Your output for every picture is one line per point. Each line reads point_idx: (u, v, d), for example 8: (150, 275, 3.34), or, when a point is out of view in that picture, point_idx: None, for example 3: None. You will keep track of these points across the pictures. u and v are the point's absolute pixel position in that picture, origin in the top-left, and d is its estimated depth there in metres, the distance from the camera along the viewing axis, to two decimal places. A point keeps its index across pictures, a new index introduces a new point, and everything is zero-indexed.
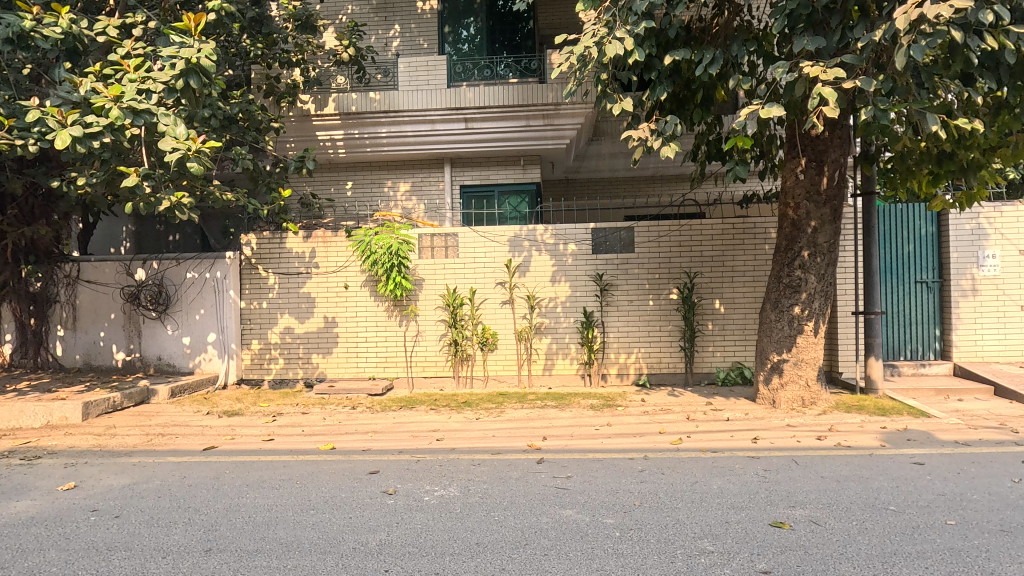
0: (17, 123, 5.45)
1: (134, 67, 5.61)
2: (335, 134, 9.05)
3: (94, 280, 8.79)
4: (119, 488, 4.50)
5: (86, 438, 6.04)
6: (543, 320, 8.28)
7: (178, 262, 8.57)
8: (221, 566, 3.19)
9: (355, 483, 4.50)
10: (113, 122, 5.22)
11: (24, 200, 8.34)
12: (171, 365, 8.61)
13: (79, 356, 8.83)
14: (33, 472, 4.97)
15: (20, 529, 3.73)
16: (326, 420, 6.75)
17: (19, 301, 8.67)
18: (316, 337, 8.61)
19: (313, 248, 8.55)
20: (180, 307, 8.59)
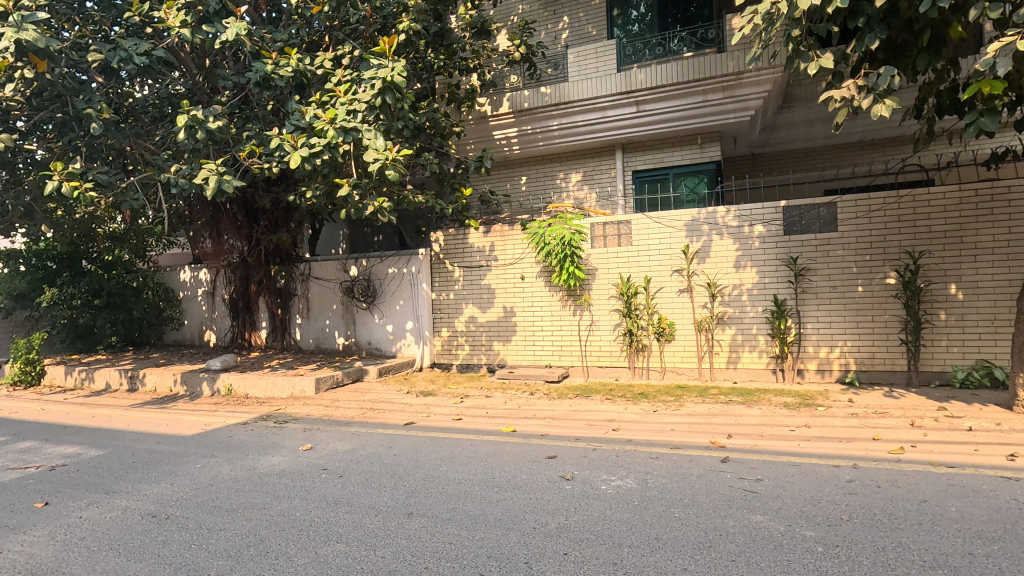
0: (264, 151, 6.70)
1: (343, 91, 6.53)
2: (510, 133, 9.49)
3: (320, 277, 10.46)
4: (342, 452, 5.33)
5: (318, 408, 7.27)
6: (726, 310, 7.69)
7: (381, 259, 9.77)
8: (420, 529, 3.57)
9: (535, 466, 4.69)
10: (329, 141, 6.14)
11: (271, 213, 10.32)
12: (379, 349, 9.90)
13: (312, 340, 10.61)
14: (284, 433, 6.13)
15: (275, 479, 4.63)
16: (507, 404, 7.16)
17: (271, 295, 10.74)
18: (498, 326, 9.15)
19: (492, 242, 9.11)
20: (384, 299, 9.82)
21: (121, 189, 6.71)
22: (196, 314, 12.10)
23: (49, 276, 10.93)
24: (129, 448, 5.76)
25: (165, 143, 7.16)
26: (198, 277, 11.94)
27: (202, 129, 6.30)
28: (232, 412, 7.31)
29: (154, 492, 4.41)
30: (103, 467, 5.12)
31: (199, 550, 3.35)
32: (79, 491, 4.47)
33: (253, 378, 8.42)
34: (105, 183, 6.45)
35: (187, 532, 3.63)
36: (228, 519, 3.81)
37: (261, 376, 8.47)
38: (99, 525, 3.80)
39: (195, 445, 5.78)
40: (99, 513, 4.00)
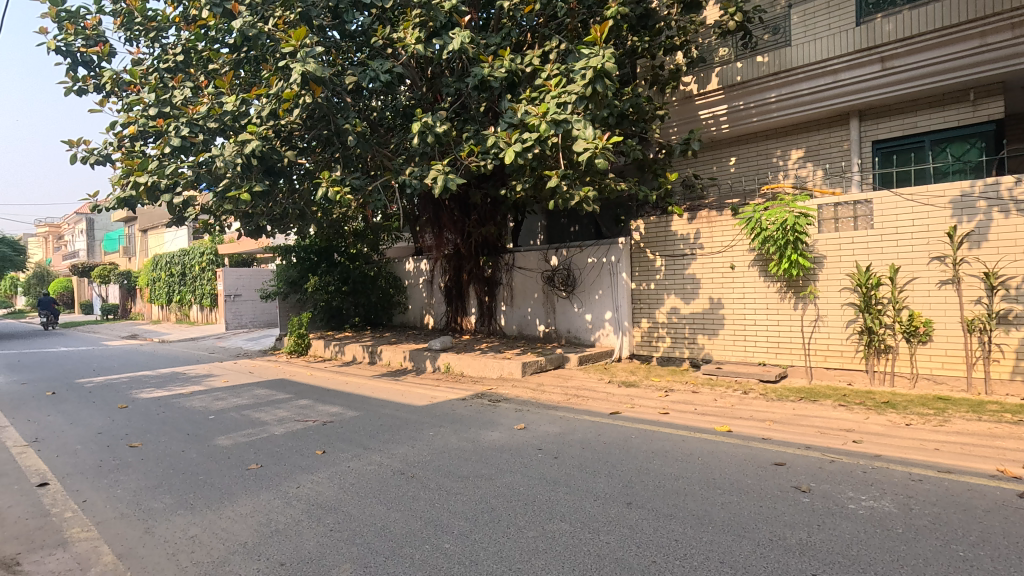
0: (481, 149, 7.21)
1: (554, 85, 6.71)
2: (718, 111, 8.83)
3: (523, 266, 11.01)
4: (553, 434, 5.52)
5: (526, 391, 7.67)
6: (1012, 307, 6.11)
7: (581, 249, 9.92)
8: (642, 520, 3.50)
9: (761, 472, 4.29)
10: (541, 135, 6.39)
11: (481, 208, 11.18)
12: (578, 337, 10.08)
13: (515, 326, 11.23)
14: (498, 412, 6.59)
15: (496, 453, 4.99)
16: (718, 401, 6.71)
17: (479, 283, 11.66)
18: (703, 318, 8.62)
19: (698, 229, 8.58)
20: (584, 288, 9.94)
21: (368, 191, 7.86)
22: (417, 300, 13.64)
23: (312, 265, 13.39)
24: (376, 412, 6.77)
25: (399, 149, 8.17)
26: (419, 267, 13.46)
27: (431, 134, 7.03)
28: (452, 388, 8.12)
29: (399, 452, 5.09)
30: (359, 426, 6.09)
31: (442, 509, 3.76)
32: (345, 444, 5.37)
33: (467, 358, 9.27)
34: (357, 187, 7.63)
35: (430, 491, 4.10)
36: (462, 484, 4.21)
37: (474, 357, 9.27)
38: (363, 475, 4.51)
39: (426, 415, 6.54)
40: (361, 464, 4.76)
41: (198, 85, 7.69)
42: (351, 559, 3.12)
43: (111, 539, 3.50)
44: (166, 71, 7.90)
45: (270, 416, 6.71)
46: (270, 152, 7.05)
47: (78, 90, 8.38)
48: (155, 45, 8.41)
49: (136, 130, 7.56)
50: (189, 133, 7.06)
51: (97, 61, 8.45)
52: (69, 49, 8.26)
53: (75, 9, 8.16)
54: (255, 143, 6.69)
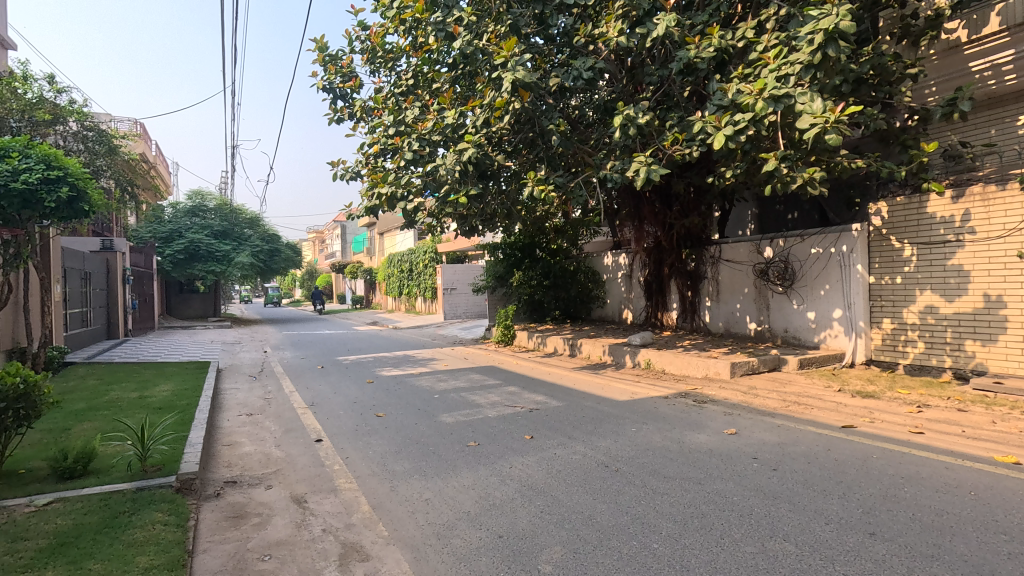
0: (686, 136, 6.86)
1: (773, 57, 6.05)
2: (999, 59, 7.01)
3: (732, 259, 10.20)
4: (771, 444, 5.01)
5: (736, 394, 7.09)
6: None
7: (803, 238, 8.82)
8: (891, 556, 2.97)
9: None
10: (756, 114, 5.83)
11: (683, 198, 10.70)
12: (798, 338, 9.00)
13: (722, 324, 10.47)
14: (705, 414, 6.22)
15: (705, 457, 4.72)
16: (996, 424, 5.35)
17: (682, 277, 11.15)
18: (973, 320, 6.91)
19: (967, 208, 6.94)
20: (806, 282, 8.80)
21: (570, 189, 8.06)
22: (616, 294, 13.58)
23: (517, 261, 14.24)
24: (578, 404, 6.95)
25: (599, 144, 8.22)
26: (618, 261, 13.36)
27: (633, 126, 6.90)
28: (654, 385, 7.92)
29: (603, 445, 5.14)
30: (563, 416, 6.32)
31: (649, 507, 3.69)
32: (550, 432, 5.62)
33: (670, 355, 8.94)
34: (560, 185, 7.89)
35: (636, 488, 4.06)
36: (669, 485, 4.08)
37: (677, 354, 8.90)
38: (568, 463, 4.66)
39: (628, 410, 6.49)
40: (566, 453, 4.92)
41: (425, 104, 8.74)
42: (561, 542, 3.26)
43: (367, 492, 4.20)
44: (400, 94, 9.16)
45: (484, 400, 7.36)
46: (483, 158, 7.70)
47: (337, 119, 10.20)
48: (391, 73, 9.80)
49: (378, 149, 8.92)
50: (419, 147, 8.05)
51: (351, 93, 10.17)
52: (332, 86, 10.10)
53: (336, 53, 9.94)
54: (471, 151, 7.37)
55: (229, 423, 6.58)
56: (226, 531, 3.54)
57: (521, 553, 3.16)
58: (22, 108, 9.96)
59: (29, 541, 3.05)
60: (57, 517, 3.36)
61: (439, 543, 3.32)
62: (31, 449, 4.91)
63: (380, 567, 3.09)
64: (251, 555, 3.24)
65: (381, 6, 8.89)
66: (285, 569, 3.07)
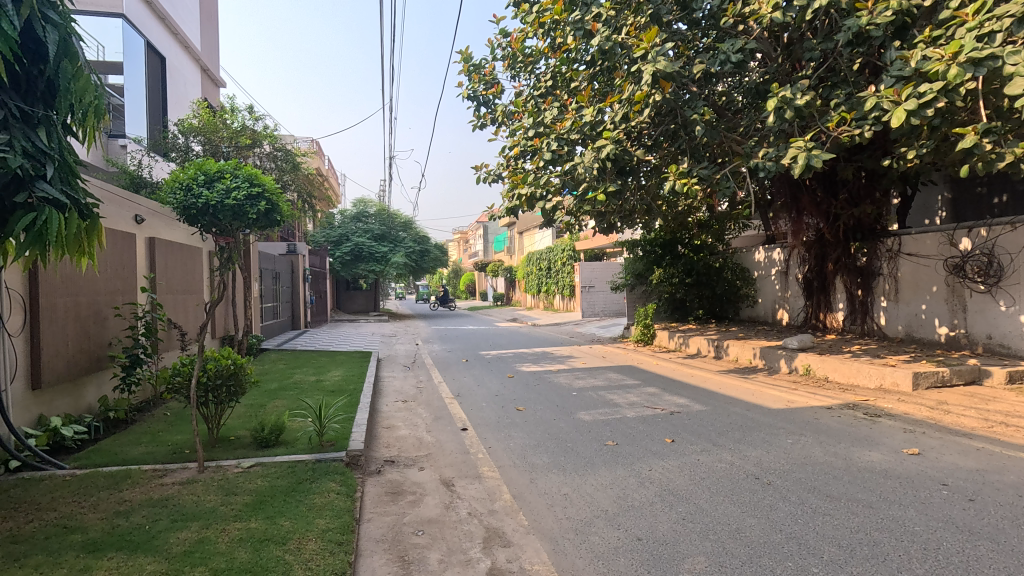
0: (856, 115, 6.08)
1: (971, 13, 5.11)
2: None
3: (915, 253, 8.80)
4: (967, 469, 4.25)
5: (919, 408, 6.14)
6: None
7: (1014, 226, 7.34)
8: None
9: None
10: (948, 83, 4.99)
11: (853, 185, 9.56)
12: (1006, 346, 7.50)
13: (901, 327, 9.11)
14: (878, 429, 5.49)
15: (877, 477, 4.16)
16: None
17: (850, 274, 9.91)
18: None
19: None
20: (1019, 280, 7.29)
21: (716, 180, 7.61)
22: (769, 293, 12.49)
23: (657, 258, 13.69)
24: (725, 409, 6.53)
25: (749, 131, 7.63)
26: (771, 256, 12.27)
27: (790, 108, 6.29)
28: (814, 394, 7.15)
29: (753, 455, 4.78)
30: (708, 421, 5.99)
31: (807, 528, 3.36)
32: (693, 437, 5.36)
33: (834, 361, 8.01)
34: (705, 177, 7.48)
35: (792, 504, 3.72)
36: (832, 506, 3.66)
37: (843, 360, 7.94)
38: (714, 471, 4.41)
39: (783, 420, 5.95)
40: (712, 460, 4.66)
41: (563, 103, 8.84)
42: (706, 554, 3.10)
43: (508, 481, 4.38)
44: (540, 96, 9.35)
45: (622, 400, 7.25)
46: (622, 153, 7.58)
47: (480, 124, 10.71)
48: (531, 76, 10.04)
49: (519, 151, 9.19)
50: (558, 146, 8.16)
51: (493, 99, 10.63)
52: (475, 94, 10.64)
53: (479, 62, 10.46)
54: (610, 147, 7.29)
55: (387, 408, 7.28)
56: (386, 505, 3.93)
57: (661, 559, 3.07)
58: (230, 136, 11.98)
59: (238, 495, 3.69)
60: (257, 478, 4.02)
61: (577, 539, 3.35)
62: (239, 419, 5.91)
63: (521, 554, 3.21)
64: (407, 528, 3.57)
65: (521, 12, 9.15)
66: (436, 545, 3.33)
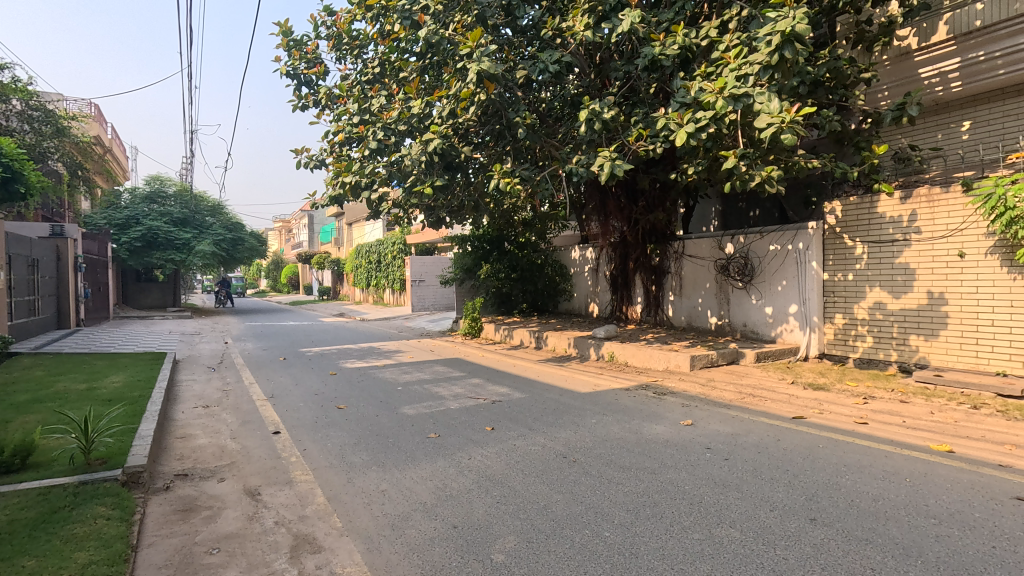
0: (650, 132, 6.96)
1: (733, 57, 6.18)
2: (946, 67, 7.42)
3: (695, 254, 10.40)
4: (725, 434, 5.16)
5: (695, 385, 7.29)
6: None
7: (762, 235, 9.05)
8: (829, 541, 3.09)
9: (996, 507, 3.47)
10: (716, 112, 5.97)
11: (649, 194, 10.93)
12: (755, 332, 9.25)
13: (684, 318, 10.69)
14: (664, 405, 6.37)
15: (659, 447, 4.84)
16: (934, 414, 5.60)
17: (646, 272, 11.33)
18: (916, 316, 7.22)
19: (914, 209, 7.21)
20: (764, 278, 9.05)
21: (536, 181, 8.10)
22: (582, 288, 13.72)
23: (485, 254, 14.21)
24: (541, 396, 7.02)
25: (566, 138, 8.28)
26: (585, 255, 13.49)
27: (598, 120, 6.95)
28: (616, 378, 8.05)
29: (563, 436, 5.21)
30: (525, 408, 6.37)
31: (602, 497, 3.76)
32: (511, 423, 5.66)
33: (632, 348, 9.10)
34: (526, 177, 7.92)
35: (592, 477, 4.13)
36: (624, 475, 4.16)
37: (640, 347, 9.07)
38: (527, 454, 4.71)
39: (589, 402, 6.59)
40: (526, 444, 4.97)
41: (391, 93, 8.63)
42: (516, 532, 3.29)
43: (322, 484, 4.16)
44: (366, 82, 9.00)
45: (447, 392, 7.36)
46: (449, 149, 7.69)
47: (301, 106, 9.96)
48: (358, 61, 9.62)
49: (343, 137, 8.75)
50: (384, 137, 7.96)
51: (315, 80, 9.95)
52: (295, 72, 9.86)
53: (300, 38, 9.71)
54: (437, 142, 7.33)
55: (183, 415, 6.40)
56: (173, 525, 3.45)
57: (475, 544, 3.18)
58: None
59: None
60: None
61: (393, 534, 3.32)
62: None
63: (332, 558, 3.07)
64: (199, 548, 3.18)
65: None
66: (234, 562, 3.03)
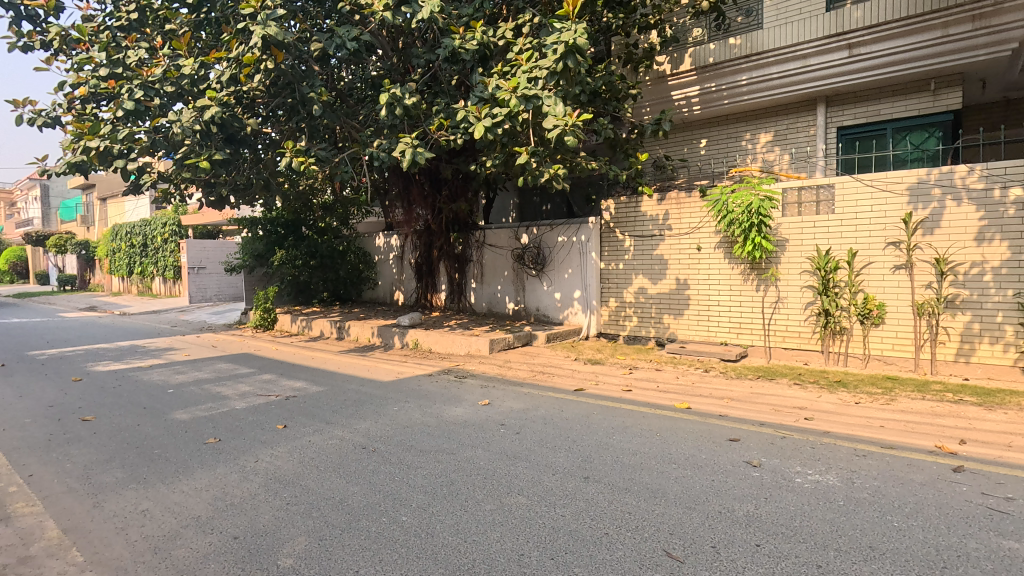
0: (451, 123, 7.09)
1: (525, 59, 6.62)
2: (690, 92, 9.01)
3: (494, 244, 10.96)
4: (518, 410, 5.58)
5: (493, 367, 7.73)
6: (959, 292, 6.28)
7: (552, 227, 9.91)
8: (598, 494, 3.56)
9: (715, 448, 4.38)
10: (511, 110, 6.33)
11: (452, 184, 11.17)
12: (547, 316, 10.14)
13: (485, 304, 11.23)
14: (464, 387, 6.64)
15: (458, 428, 5.02)
16: (679, 378, 6.81)
17: (450, 260, 11.59)
18: (668, 298, 8.69)
19: (667, 210, 8.61)
20: (554, 267, 9.96)
21: (334, 163, 7.64)
22: (387, 276, 13.50)
23: (279, 239, 13.03)
24: (341, 387, 6.73)
25: (367, 120, 7.98)
26: (390, 242, 13.27)
27: (399, 106, 6.85)
28: (419, 364, 8.12)
29: (362, 427, 5.08)
30: (323, 401, 6.05)
31: (401, 483, 3.77)
32: (306, 419, 5.33)
33: (436, 334, 9.26)
34: (323, 158, 7.42)
35: (391, 465, 4.11)
36: (423, 459, 4.23)
37: (443, 333, 9.27)
38: (323, 449, 4.49)
39: (391, 390, 6.53)
40: (323, 439, 4.73)
41: (153, 46, 7.31)
42: (306, 532, 3.12)
43: (58, 513, 3.41)
44: (119, 29, 7.48)
45: (231, 391, 6.61)
46: (230, 119, 6.86)
47: (22, 45, 7.90)
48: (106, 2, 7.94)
49: (86, 92, 7.15)
50: (143, 97, 6.70)
51: (43, 16, 7.94)
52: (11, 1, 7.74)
53: None
54: (215, 110, 6.46)
55: None
56: None
57: (258, 553, 2.93)
58: None
59: None
60: None
61: (156, 558, 2.88)
62: None
63: None
64: None
65: None
66: None
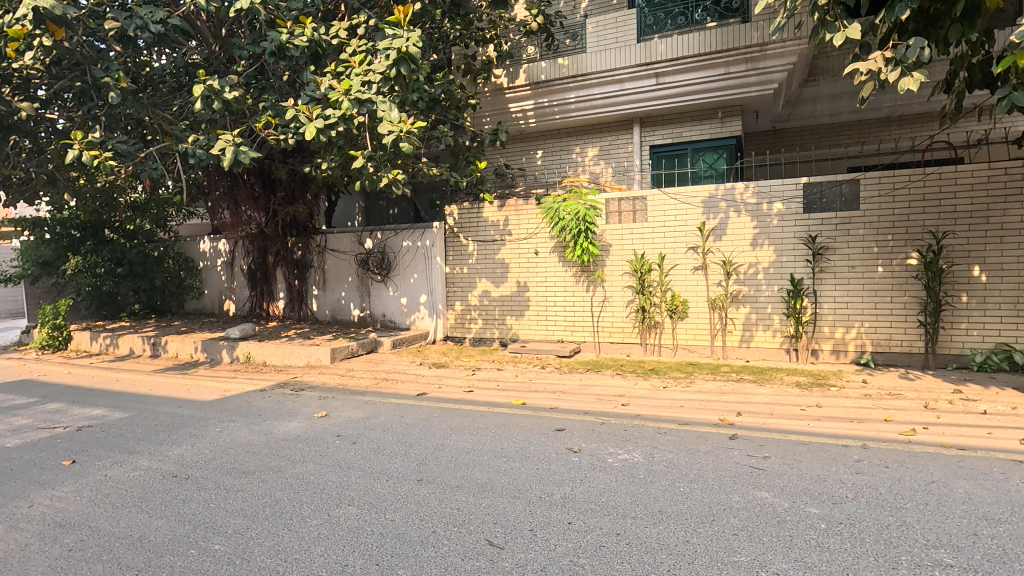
0: (280, 122, 6.69)
1: (358, 61, 6.49)
2: (525, 106, 9.55)
3: (336, 248, 10.55)
4: (356, 420, 5.45)
5: (334, 377, 7.45)
6: (740, 288, 7.50)
7: (396, 232, 9.82)
8: (429, 495, 3.64)
9: (543, 438, 4.72)
10: (344, 113, 6.17)
11: (288, 185, 10.50)
12: (393, 321, 10.02)
13: (328, 311, 10.75)
14: (300, 400, 6.30)
15: (289, 444, 4.76)
16: (518, 376, 7.19)
17: (288, 266, 10.87)
18: (510, 301, 9.11)
19: (507, 216, 9.02)
20: (399, 272, 9.88)
21: (139, 158, 6.76)
22: (216, 284, 12.26)
23: (73, 244, 11.11)
24: (152, 411, 5.98)
25: (181, 113, 7.19)
26: (218, 247, 12.08)
27: (218, 99, 6.29)
28: (250, 379, 7.50)
29: (175, 453, 4.58)
30: (128, 428, 5.32)
31: (217, 509, 3.49)
32: (103, 451, 4.65)
33: (271, 346, 8.65)
34: (124, 152, 6.52)
35: (207, 491, 3.78)
36: (245, 481, 3.94)
37: (279, 344, 8.68)
38: (123, 482, 3.97)
39: (215, 410, 5.97)
40: (123, 471, 4.18)
41: None
42: None
43: None
44: None
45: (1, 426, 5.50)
46: None
47: None
48: None
49: None
50: None
51: None
52: None
53: None
54: None
55: None
56: None
57: None
58: None
59: None
60: None
61: None
62: None
63: None
64: None
65: None
66: None
